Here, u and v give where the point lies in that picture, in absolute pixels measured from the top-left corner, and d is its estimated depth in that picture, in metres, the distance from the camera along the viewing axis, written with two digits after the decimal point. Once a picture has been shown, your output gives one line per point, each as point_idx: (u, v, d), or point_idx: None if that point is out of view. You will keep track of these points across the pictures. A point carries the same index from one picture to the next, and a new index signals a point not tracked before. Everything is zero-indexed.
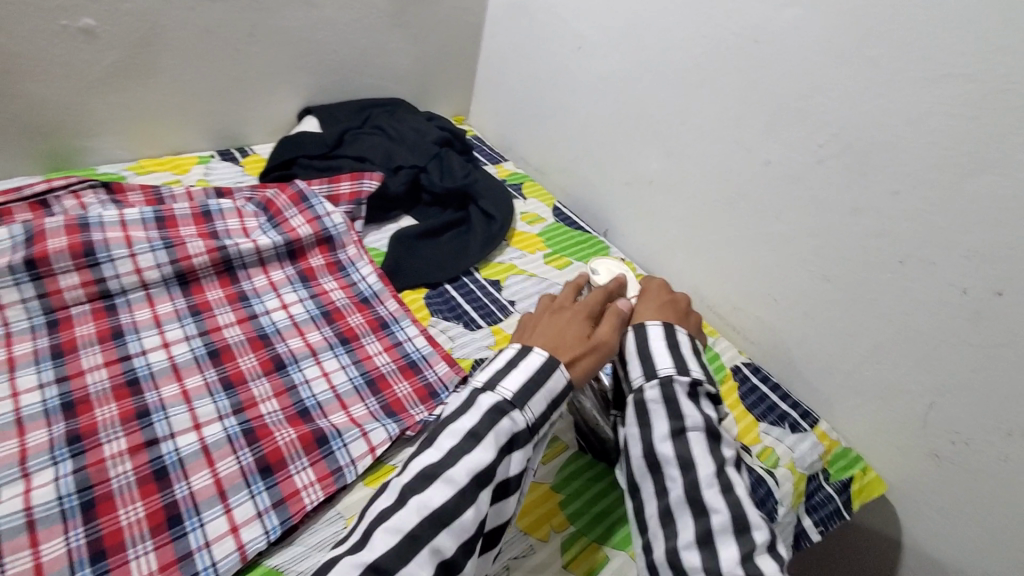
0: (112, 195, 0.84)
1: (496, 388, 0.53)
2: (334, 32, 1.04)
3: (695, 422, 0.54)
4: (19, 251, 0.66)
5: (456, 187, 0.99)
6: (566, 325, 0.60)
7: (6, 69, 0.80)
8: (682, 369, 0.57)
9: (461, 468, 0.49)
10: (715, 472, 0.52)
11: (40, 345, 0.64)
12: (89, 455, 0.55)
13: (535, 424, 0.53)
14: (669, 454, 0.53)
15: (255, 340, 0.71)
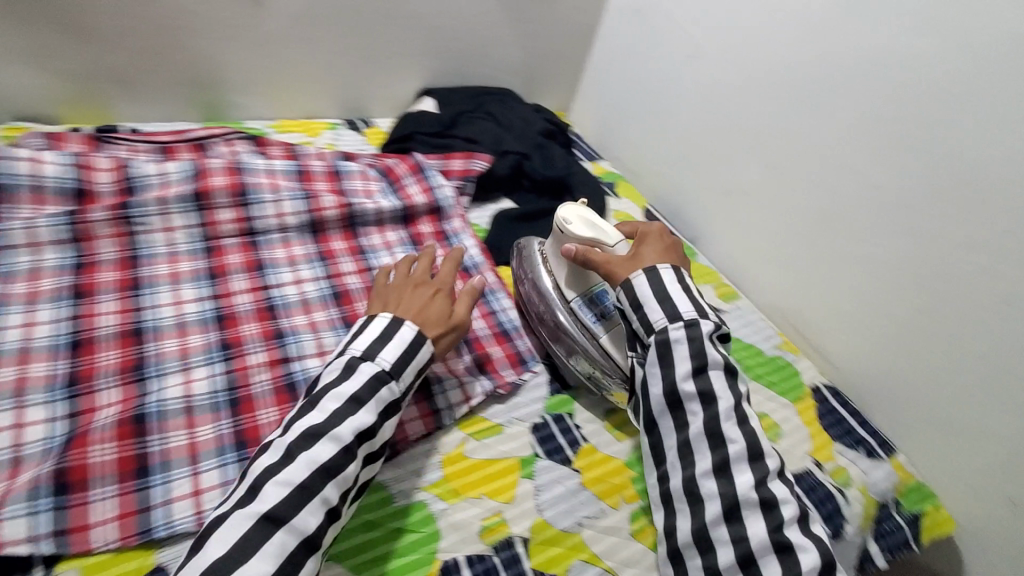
0: (258, 146, 0.94)
1: (375, 358, 0.57)
2: (463, 20, 1.11)
3: (716, 362, 0.60)
4: (188, 184, 0.76)
5: (557, 176, 1.04)
6: (424, 299, 0.64)
7: (187, 26, 0.91)
8: (701, 315, 0.62)
9: (347, 427, 0.52)
10: (733, 406, 0.58)
11: (199, 266, 0.73)
12: (236, 360, 0.64)
13: (404, 391, 0.58)
14: (692, 392, 0.59)
15: (371, 290, 0.78)
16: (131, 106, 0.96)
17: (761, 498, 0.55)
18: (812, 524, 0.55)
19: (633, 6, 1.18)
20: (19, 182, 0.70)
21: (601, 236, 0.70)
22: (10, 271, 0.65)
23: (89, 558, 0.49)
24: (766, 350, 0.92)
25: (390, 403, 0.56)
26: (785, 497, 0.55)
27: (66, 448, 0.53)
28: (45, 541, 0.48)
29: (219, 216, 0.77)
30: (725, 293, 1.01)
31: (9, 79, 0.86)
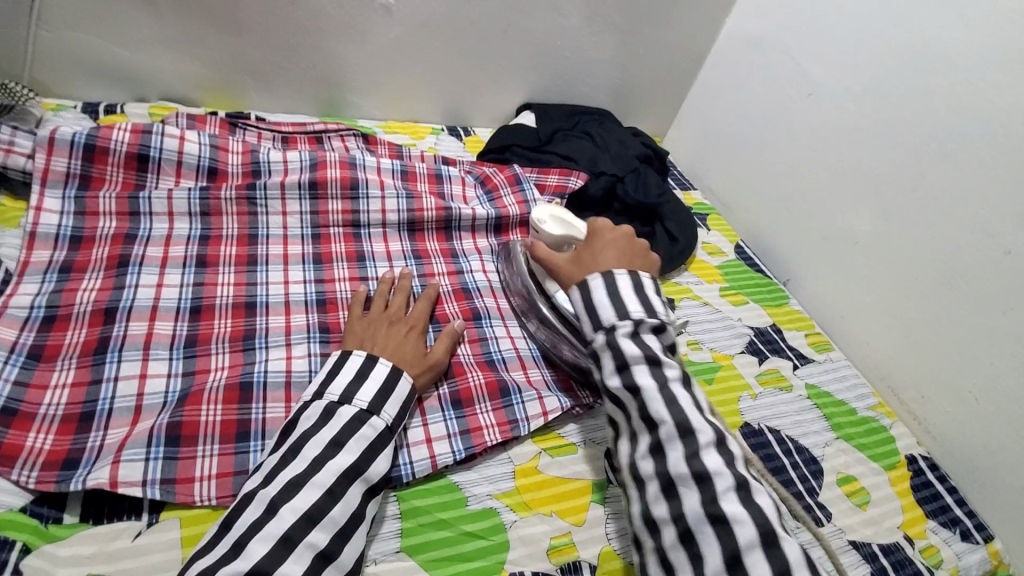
0: (367, 144, 0.99)
1: (352, 400, 0.56)
2: (574, 40, 1.13)
3: (636, 356, 0.57)
4: (306, 173, 0.81)
5: (648, 203, 1.01)
6: (398, 338, 0.65)
7: (322, 28, 0.98)
8: (622, 315, 0.60)
9: (327, 472, 0.51)
10: (658, 388, 0.56)
11: (307, 251, 0.78)
12: (333, 345, 0.67)
13: (394, 422, 0.57)
14: (619, 387, 0.57)
15: (459, 291, 0.80)
16: (260, 97, 1.04)
17: (694, 473, 0.52)
18: (756, 494, 0.52)
19: (748, 38, 1.16)
20: (165, 154, 0.76)
21: (572, 231, 0.77)
22: (148, 234, 0.72)
23: (190, 510, 0.52)
24: (857, 410, 0.87)
25: (378, 436, 0.55)
26: (719, 470, 0.52)
27: (180, 404, 0.57)
28: (154, 488, 0.51)
29: (329, 206, 0.82)
30: (817, 343, 0.96)
31: (165, 65, 0.95)
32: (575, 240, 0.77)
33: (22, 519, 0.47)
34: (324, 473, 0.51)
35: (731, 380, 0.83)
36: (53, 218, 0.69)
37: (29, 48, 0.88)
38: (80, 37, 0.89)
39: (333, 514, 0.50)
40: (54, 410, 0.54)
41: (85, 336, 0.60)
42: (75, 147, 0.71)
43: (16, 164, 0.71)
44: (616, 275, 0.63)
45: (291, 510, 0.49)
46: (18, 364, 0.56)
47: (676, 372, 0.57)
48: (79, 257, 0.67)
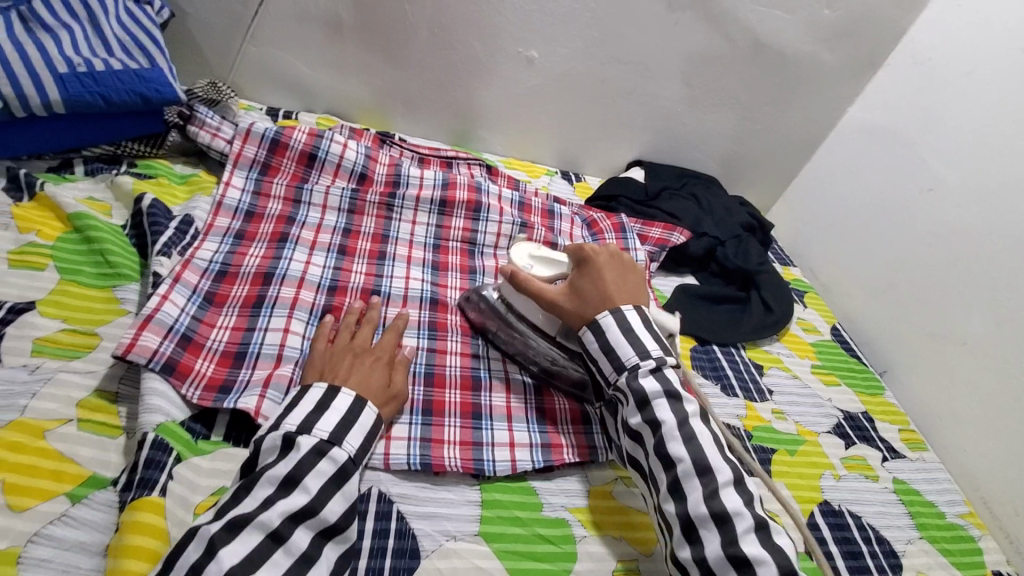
0: (489, 173, 1.10)
1: (311, 430, 0.54)
2: (696, 108, 1.19)
3: (655, 391, 0.60)
4: (438, 189, 0.92)
5: (747, 269, 1.03)
6: (364, 369, 0.62)
7: (470, 71, 1.11)
8: (643, 354, 0.63)
9: (275, 511, 0.49)
10: (677, 424, 0.58)
11: (428, 257, 0.86)
12: (439, 341, 0.75)
13: (356, 455, 0.56)
14: (641, 423, 0.60)
15: None
16: (405, 121, 1.18)
17: (713, 513, 0.54)
18: (775, 533, 0.53)
19: (871, 128, 1.18)
20: (329, 156, 0.89)
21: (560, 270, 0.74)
22: (304, 220, 0.83)
23: None
24: (946, 514, 0.82)
25: (337, 471, 0.53)
26: (738, 509, 0.54)
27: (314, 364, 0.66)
28: None
29: (453, 223, 0.91)
30: (910, 440, 0.91)
31: (336, 85, 1.12)
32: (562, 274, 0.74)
33: (178, 430, 0.56)
34: (272, 512, 0.49)
35: (815, 456, 0.81)
36: (236, 194, 0.82)
37: (238, 58, 1.07)
38: (278, 54, 1.07)
39: (275, 557, 0.48)
40: (217, 345, 0.65)
41: (247, 292, 0.71)
42: (264, 140, 0.86)
43: (217, 147, 0.86)
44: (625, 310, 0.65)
45: (230, 553, 0.46)
46: (196, 303, 0.67)
47: (694, 408, 0.60)
48: (250, 228, 0.80)
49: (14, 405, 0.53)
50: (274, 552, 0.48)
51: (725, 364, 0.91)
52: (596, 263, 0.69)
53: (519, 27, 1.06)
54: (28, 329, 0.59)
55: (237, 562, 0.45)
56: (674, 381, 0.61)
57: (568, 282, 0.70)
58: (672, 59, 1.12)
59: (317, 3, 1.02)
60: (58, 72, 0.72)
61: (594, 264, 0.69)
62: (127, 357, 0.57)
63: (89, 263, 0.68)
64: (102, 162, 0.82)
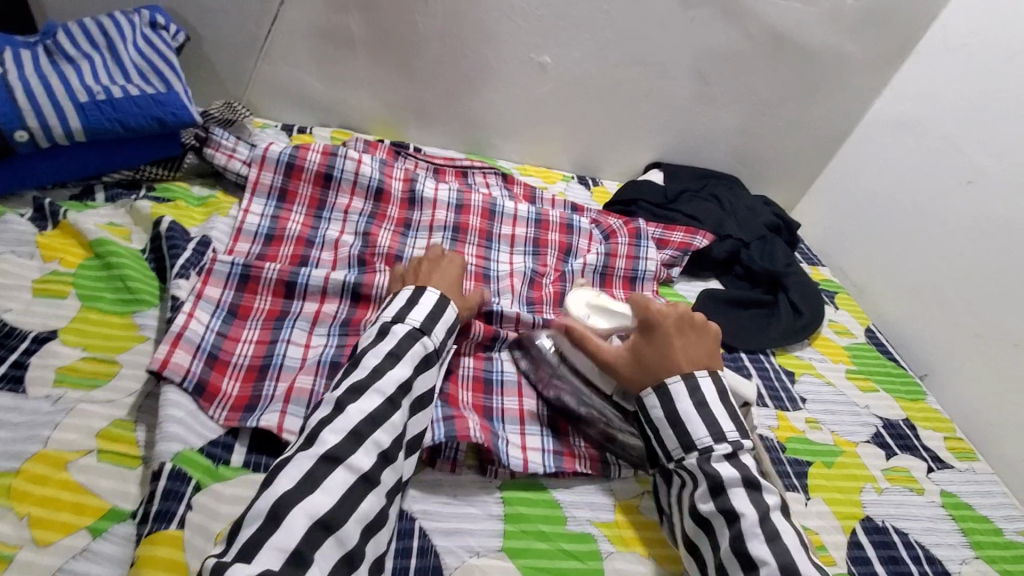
0: (504, 182, 1.09)
1: (404, 319, 0.62)
2: (716, 106, 1.16)
3: (732, 477, 0.57)
4: (452, 213, 0.94)
5: (774, 271, 0.99)
6: (442, 275, 0.70)
7: (484, 80, 1.10)
8: (717, 436, 0.59)
9: (387, 380, 0.56)
10: (757, 520, 0.55)
11: None
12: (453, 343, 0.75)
13: (440, 345, 0.63)
14: (713, 511, 0.56)
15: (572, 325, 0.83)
16: (419, 132, 1.17)
17: None
18: None
19: (904, 119, 1.14)
20: (344, 175, 0.90)
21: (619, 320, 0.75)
22: (323, 240, 0.85)
23: None
24: (1004, 532, 0.77)
25: (427, 355, 0.61)
26: None
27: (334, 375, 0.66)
28: None
29: (466, 250, 0.91)
30: (957, 449, 0.87)
31: (348, 100, 1.12)
32: (624, 326, 0.73)
33: (199, 457, 0.55)
34: (384, 380, 0.56)
35: (854, 467, 0.78)
36: (256, 219, 0.83)
37: (251, 77, 1.08)
38: (290, 70, 1.08)
39: (393, 419, 0.55)
40: (243, 359, 0.66)
41: (269, 305, 0.72)
42: (279, 164, 0.86)
43: (233, 168, 0.86)
44: (697, 377, 0.62)
45: (288, 477, 0.49)
46: (220, 317, 0.69)
47: (774, 502, 0.57)
48: (270, 252, 0.81)
49: (37, 437, 0.53)
50: (392, 414, 0.55)
51: (754, 372, 0.87)
52: (662, 325, 0.65)
53: (532, 32, 1.04)
54: (51, 358, 0.60)
55: (362, 418, 0.53)
56: (751, 468, 0.58)
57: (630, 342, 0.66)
58: (690, 58, 1.09)
59: (328, 19, 1.02)
60: (80, 101, 0.74)
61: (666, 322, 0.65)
62: (161, 373, 0.59)
63: (109, 289, 0.68)
64: (122, 188, 0.83)
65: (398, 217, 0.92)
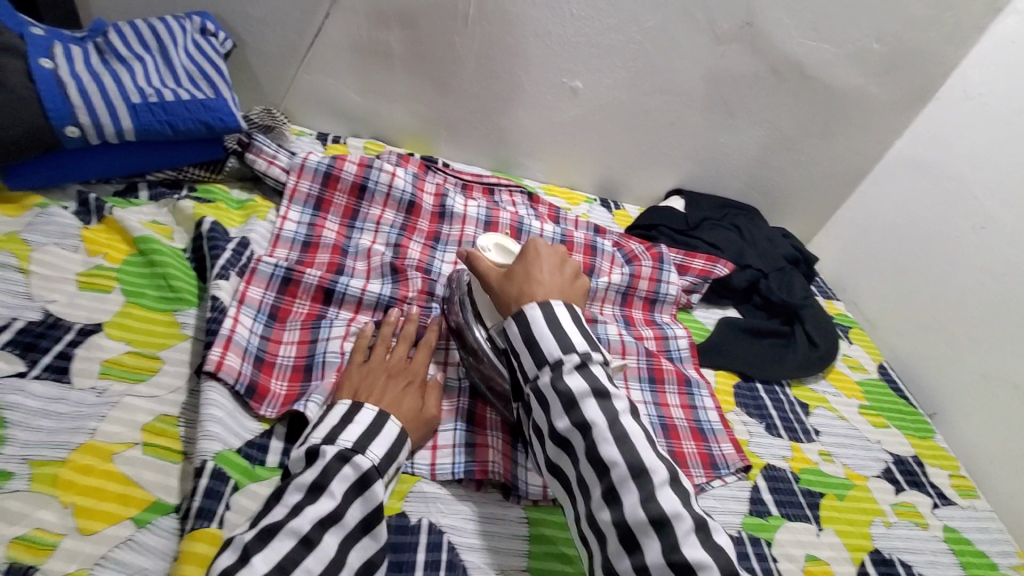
0: (529, 201, 1.11)
1: (336, 440, 0.56)
2: (739, 138, 1.19)
3: (582, 390, 0.56)
4: (481, 230, 0.96)
5: (791, 303, 1.01)
6: (396, 392, 0.64)
7: (515, 100, 1.13)
8: (566, 348, 0.58)
9: (306, 517, 0.50)
10: (608, 425, 0.54)
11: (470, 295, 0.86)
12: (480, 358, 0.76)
13: (380, 463, 0.56)
14: (569, 427, 0.55)
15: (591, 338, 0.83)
16: (448, 147, 1.20)
17: (654, 519, 0.50)
18: (715, 534, 0.50)
19: (921, 162, 1.17)
20: (378, 187, 0.92)
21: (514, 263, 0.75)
22: (356, 250, 0.87)
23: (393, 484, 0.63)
24: (999, 566, 0.79)
25: (360, 477, 0.54)
26: (677, 512, 0.50)
27: None
28: None
29: None
30: (960, 486, 0.88)
31: (382, 113, 1.15)
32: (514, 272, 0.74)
33: (236, 457, 0.58)
34: (301, 519, 0.50)
35: (865, 501, 0.79)
36: (293, 226, 0.85)
37: (290, 85, 1.11)
38: (327, 81, 1.10)
39: (307, 564, 0.48)
40: (287, 359, 0.70)
41: (307, 309, 0.75)
42: (317, 174, 0.89)
43: (273, 174, 0.89)
44: (554, 305, 0.61)
45: (262, 560, 0.47)
46: (262, 321, 0.72)
47: (625, 406, 0.56)
48: (307, 259, 0.83)
49: (85, 428, 0.55)
50: (306, 558, 0.49)
51: (770, 404, 0.89)
52: (537, 252, 0.68)
53: (564, 57, 1.07)
54: (95, 351, 0.61)
55: (268, 569, 0.47)
56: (601, 377, 0.57)
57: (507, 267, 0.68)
58: (716, 91, 1.12)
59: (368, 35, 1.05)
60: (132, 102, 0.76)
61: (535, 252, 0.68)
62: (217, 374, 0.61)
63: (153, 286, 0.70)
64: (165, 187, 0.85)
65: (428, 230, 0.94)
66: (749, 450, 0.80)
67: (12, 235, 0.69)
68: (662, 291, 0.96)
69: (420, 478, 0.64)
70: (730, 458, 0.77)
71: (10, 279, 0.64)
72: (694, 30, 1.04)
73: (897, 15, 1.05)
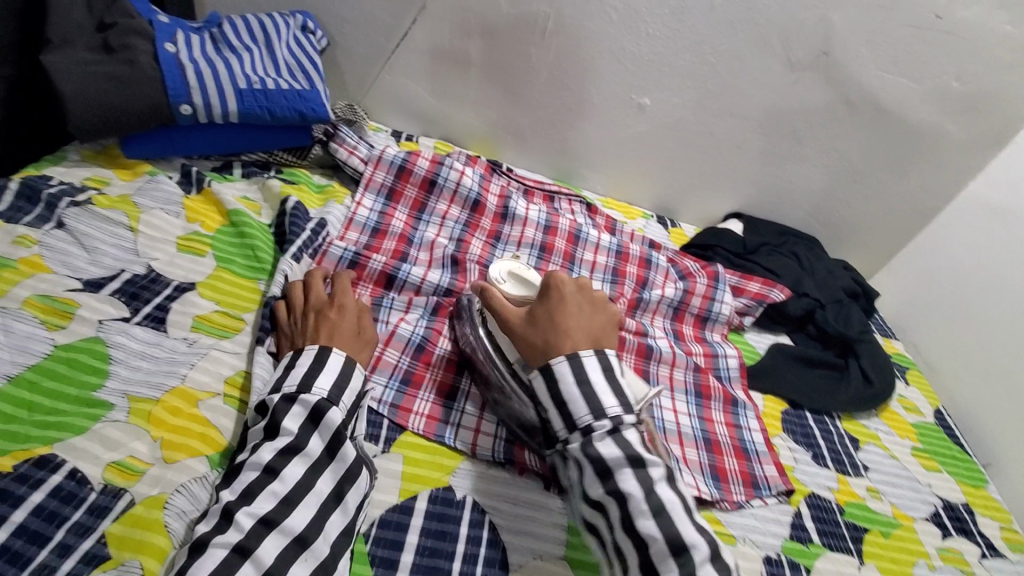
0: (587, 210, 1.14)
1: (280, 388, 0.58)
2: (805, 167, 1.18)
3: (616, 458, 0.58)
4: (540, 233, 0.99)
5: (847, 336, 0.99)
6: (330, 322, 0.65)
7: (583, 113, 1.16)
8: (596, 413, 0.59)
9: (265, 449, 0.54)
10: (643, 495, 0.56)
11: None
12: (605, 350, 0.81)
13: (331, 394, 0.58)
14: (603, 495, 0.58)
15: (642, 347, 0.84)
16: (512, 153, 1.24)
17: None
18: None
19: (996, 206, 1.13)
20: (447, 183, 0.96)
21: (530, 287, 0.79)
22: (420, 241, 0.91)
23: (440, 460, 0.66)
24: None
25: (311, 410, 0.57)
26: None
27: (416, 357, 0.74)
28: (385, 405, 0.68)
29: (550, 268, 0.96)
30: (1013, 542, 0.84)
31: (454, 115, 1.20)
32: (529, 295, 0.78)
33: None
34: (264, 451, 0.54)
35: (909, 542, 0.77)
36: (365, 213, 0.91)
37: (372, 83, 1.18)
38: (406, 82, 1.17)
39: (274, 487, 0.52)
40: None
41: (369, 292, 0.80)
42: (392, 166, 0.94)
43: (352, 163, 0.95)
44: (583, 355, 0.62)
45: (229, 490, 0.52)
46: None
47: (660, 473, 0.58)
48: (375, 244, 0.88)
49: (177, 372, 0.60)
50: (272, 483, 0.52)
51: (817, 433, 0.87)
52: (557, 289, 0.68)
53: (634, 74, 1.10)
54: (189, 306, 0.67)
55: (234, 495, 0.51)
56: (635, 444, 0.58)
57: (528, 310, 0.68)
58: (785, 118, 1.12)
59: (450, 41, 1.11)
60: (239, 87, 0.84)
61: (551, 285, 0.69)
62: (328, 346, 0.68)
63: (240, 255, 0.76)
64: (256, 167, 0.92)
65: (489, 229, 0.98)
66: (793, 477, 0.79)
67: (126, 198, 0.77)
68: (715, 310, 0.96)
69: (463, 457, 0.67)
70: (773, 480, 0.76)
71: (122, 235, 0.72)
72: (769, 56, 1.05)
73: (982, 54, 1.03)
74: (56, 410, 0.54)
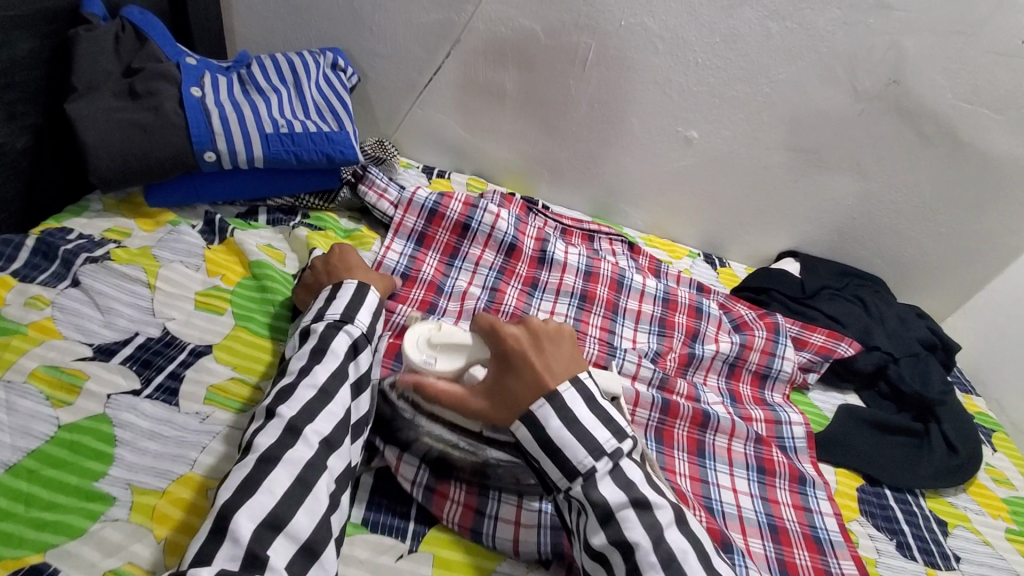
0: (630, 251, 1.06)
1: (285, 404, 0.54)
2: (869, 204, 1.08)
3: (620, 501, 0.51)
4: (580, 279, 0.92)
5: (927, 397, 0.88)
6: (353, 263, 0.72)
7: (624, 146, 1.09)
8: (596, 452, 0.52)
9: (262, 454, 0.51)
10: (652, 546, 0.49)
11: None
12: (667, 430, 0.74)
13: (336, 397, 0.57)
14: (604, 544, 0.51)
15: (697, 414, 0.75)
16: (548, 189, 1.18)
17: None
18: None
19: None
20: (481, 227, 0.90)
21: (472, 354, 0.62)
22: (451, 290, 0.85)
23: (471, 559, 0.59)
24: None
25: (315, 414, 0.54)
26: None
27: None
28: (419, 491, 0.61)
29: (592, 320, 0.87)
30: None
31: (487, 150, 1.15)
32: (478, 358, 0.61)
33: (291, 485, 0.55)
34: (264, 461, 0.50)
35: None
36: (394, 258, 0.85)
37: (404, 118, 1.13)
38: (438, 116, 1.12)
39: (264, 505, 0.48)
40: None
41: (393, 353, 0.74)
42: (423, 210, 0.89)
43: (381, 207, 0.89)
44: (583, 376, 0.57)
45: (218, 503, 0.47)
46: None
47: (669, 516, 0.51)
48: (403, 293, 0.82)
49: (186, 458, 0.55)
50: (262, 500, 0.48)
51: (900, 517, 0.76)
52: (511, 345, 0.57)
53: (681, 106, 1.02)
54: (204, 374, 0.62)
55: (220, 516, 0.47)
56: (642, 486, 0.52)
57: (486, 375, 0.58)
58: (848, 151, 1.03)
59: (484, 74, 1.05)
60: (265, 131, 0.80)
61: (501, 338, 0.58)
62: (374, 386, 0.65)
63: (261, 312, 0.71)
64: (282, 213, 0.88)
65: (526, 275, 0.91)
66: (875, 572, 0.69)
67: (146, 251, 0.73)
68: (776, 368, 0.87)
69: (502, 556, 0.59)
70: None
71: (139, 293, 0.68)
72: (832, 86, 0.96)
73: None
74: (53, 504, 0.49)
